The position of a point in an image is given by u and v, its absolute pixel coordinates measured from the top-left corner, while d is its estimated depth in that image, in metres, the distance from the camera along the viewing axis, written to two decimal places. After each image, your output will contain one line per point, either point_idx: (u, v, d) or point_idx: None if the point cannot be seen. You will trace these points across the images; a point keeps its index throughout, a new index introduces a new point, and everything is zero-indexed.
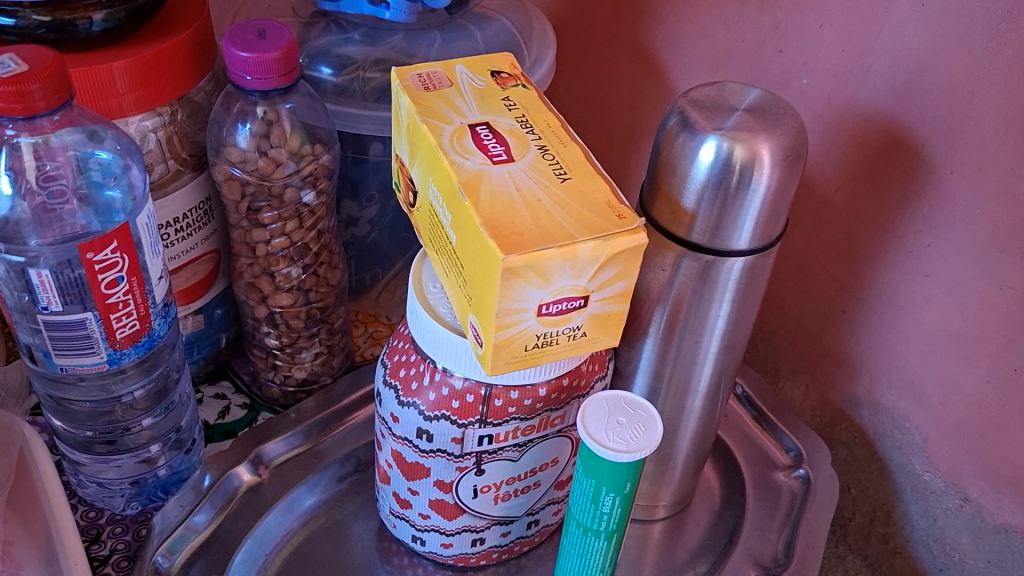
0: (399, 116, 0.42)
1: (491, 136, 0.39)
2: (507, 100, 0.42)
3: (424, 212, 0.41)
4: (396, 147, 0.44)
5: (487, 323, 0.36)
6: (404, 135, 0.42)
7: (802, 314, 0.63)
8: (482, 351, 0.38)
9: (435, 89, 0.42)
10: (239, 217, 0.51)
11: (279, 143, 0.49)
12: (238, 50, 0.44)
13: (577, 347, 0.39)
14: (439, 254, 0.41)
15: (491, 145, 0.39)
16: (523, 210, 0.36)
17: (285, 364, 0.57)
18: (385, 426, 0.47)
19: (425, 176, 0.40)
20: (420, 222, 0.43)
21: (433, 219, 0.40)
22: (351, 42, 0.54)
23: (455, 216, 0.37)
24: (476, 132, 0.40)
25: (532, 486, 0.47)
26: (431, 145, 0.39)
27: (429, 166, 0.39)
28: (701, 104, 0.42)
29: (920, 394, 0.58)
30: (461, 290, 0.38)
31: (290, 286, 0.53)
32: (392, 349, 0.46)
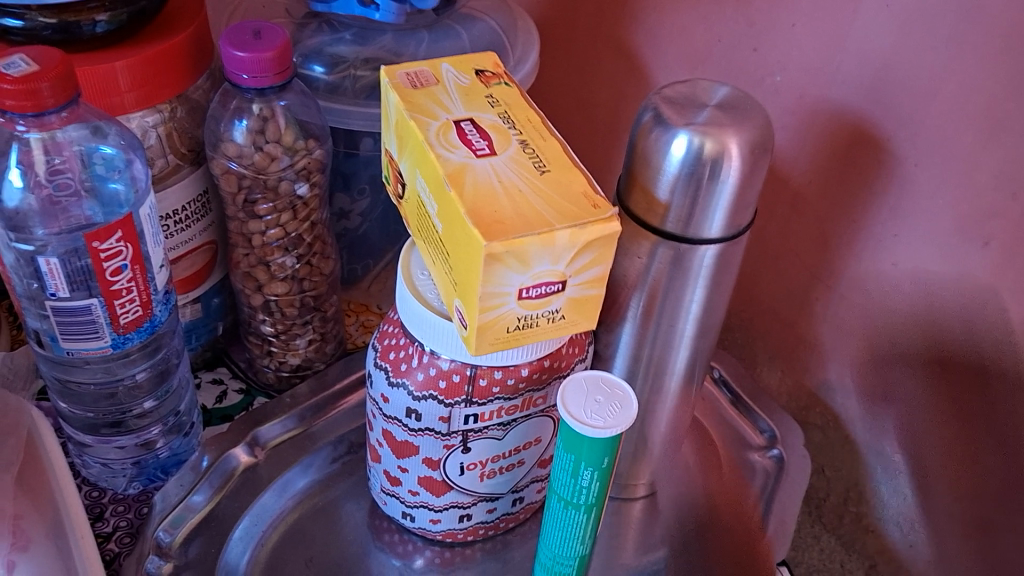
0: (388, 113, 0.45)
1: (475, 131, 0.42)
2: (490, 98, 0.45)
3: (412, 203, 0.44)
4: (386, 141, 0.46)
5: (470, 306, 0.38)
6: (393, 130, 0.45)
7: (778, 303, 0.65)
8: (465, 333, 0.40)
9: (422, 87, 0.44)
10: (236, 210, 0.53)
11: (274, 138, 0.51)
12: (235, 50, 0.46)
13: (557, 329, 0.41)
14: (427, 245, 0.43)
15: (475, 140, 0.41)
16: (505, 200, 0.38)
17: (280, 350, 0.59)
18: (376, 407, 0.49)
19: (413, 169, 0.42)
20: (409, 215, 0.45)
21: (421, 211, 0.43)
22: (343, 42, 0.56)
23: (441, 206, 0.39)
24: (460, 126, 0.42)
25: (517, 464, 0.50)
26: (418, 139, 0.41)
27: (416, 161, 0.42)
28: (671, 102, 0.45)
29: (889, 378, 0.61)
30: (447, 276, 0.41)
31: (285, 275, 0.55)
32: (382, 333, 0.49)
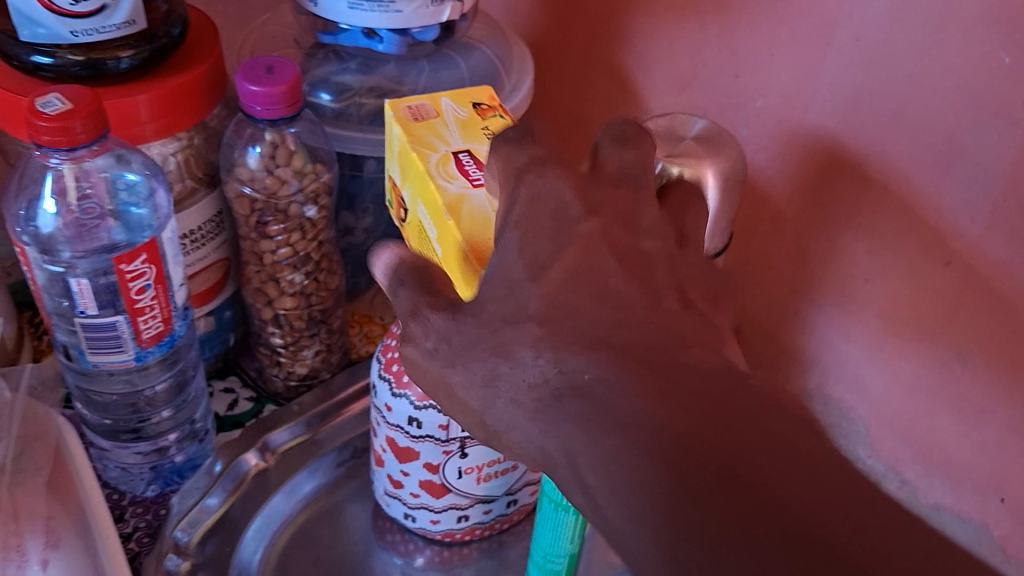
0: (389, 142, 0.48)
1: (471, 163, 0.46)
2: (486, 129, 0.48)
3: (413, 227, 0.48)
4: (389, 168, 0.50)
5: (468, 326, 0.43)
6: (396, 158, 0.48)
7: (761, 314, 0.69)
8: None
9: (424, 119, 0.48)
10: (248, 230, 0.56)
11: (284, 163, 0.54)
12: (249, 84, 0.50)
13: None
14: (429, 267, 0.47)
15: (471, 171, 0.45)
16: (497, 230, 0.43)
17: (288, 360, 0.63)
18: (380, 415, 0.52)
19: (415, 198, 0.46)
20: (410, 239, 0.49)
21: (422, 237, 0.47)
22: (348, 71, 0.59)
23: (440, 233, 0.43)
24: (459, 158, 0.46)
25: (511, 468, 0.54)
26: (420, 172, 0.44)
27: (418, 191, 0.45)
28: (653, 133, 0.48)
29: (862, 387, 0.64)
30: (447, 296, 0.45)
31: (294, 291, 0.59)
32: (386, 346, 0.52)
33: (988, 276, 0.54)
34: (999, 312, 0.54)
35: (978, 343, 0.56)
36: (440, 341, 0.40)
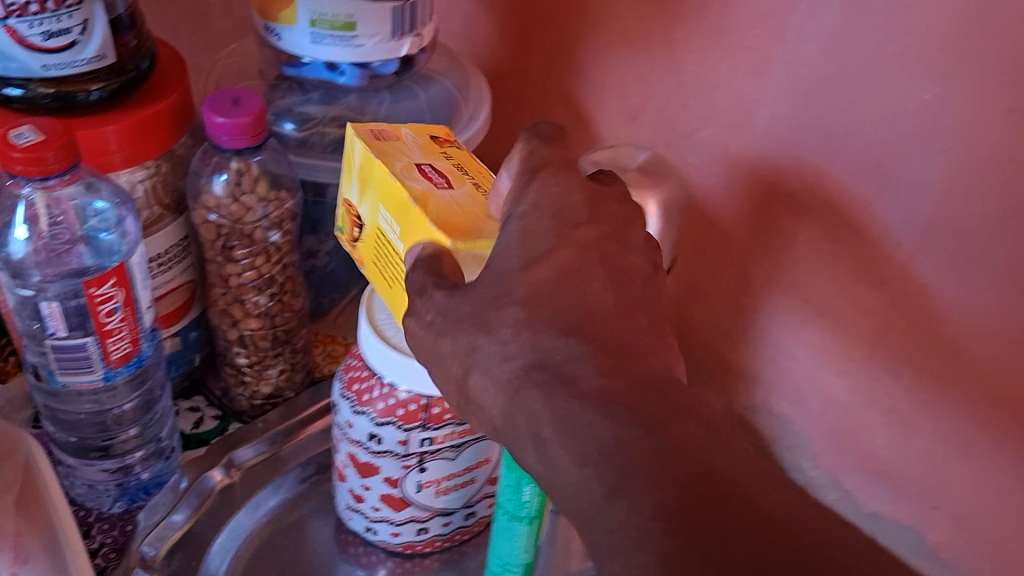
0: (348, 158, 0.50)
1: (434, 172, 0.48)
2: (445, 153, 0.51)
3: (373, 238, 0.49)
4: (345, 190, 0.52)
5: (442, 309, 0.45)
6: (354, 175, 0.50)
7: (710, 332, 0.72)
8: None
9: (385, 138, 0.50)
10: (214, 254, 0.58)
11: (249, 190, 0.57)
12: (216, 115, 0.52)
13: None
14: (389, 271, 0.49)
15: (435, 178, 0.48)
16: (464, 217, 0.45)
17: (253, 379, 0.64)
18: (341, 431, 0.54)
19: (376, 205, 0.48)
20: (366, 250, 0.51)
21: (381, 244, 0.48)
22: (311, 102, 0.62)
23: (406, 224, 0.45)
24: (420, 168, 0.48)
25: (470, 481, 0.56)
26: (384, 173, 0.47)
27: (381, 195, 0.47)
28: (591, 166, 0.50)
29: (803, 401, 0.68)
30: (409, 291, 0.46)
31: (259, 312, 0.61)
32: (347, 366, 0.54)
33: (918, 295, 0.57)
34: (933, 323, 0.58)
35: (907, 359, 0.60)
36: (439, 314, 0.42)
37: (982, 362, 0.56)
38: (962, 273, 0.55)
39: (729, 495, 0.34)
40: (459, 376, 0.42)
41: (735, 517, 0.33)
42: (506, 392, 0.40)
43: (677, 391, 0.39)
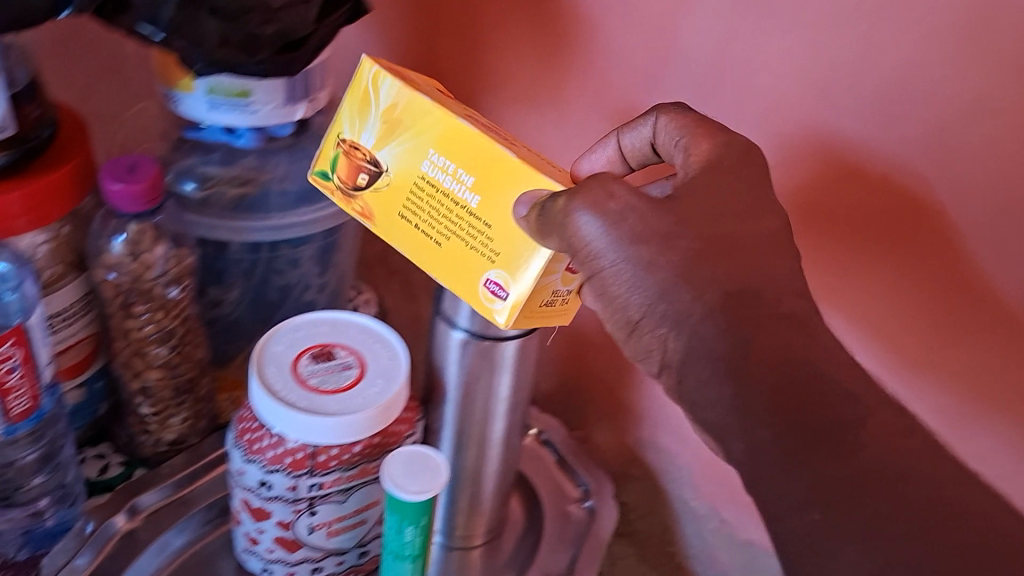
0: (370, 92, 0.52)
1: (488, 125, 0.53)
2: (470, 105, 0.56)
3: (400, 182, 0.52)
4: (355, 129, 0.53)
5: (524, 276, 0.50)
6: (378, 117, 0.52)
7: (603, 372, 0.76)
8: (505, 299, 0.51)
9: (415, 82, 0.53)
10: (115, 309, 0.61)
11: (148, 248, 0.59)
12: (112, 183, 0.55)
13: (560, 311, 0.55)
14: (429, 217, 0.52)
15: (495, 131, 0.52)
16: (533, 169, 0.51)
17: (157, 427, 0.67)
18: (235, 478, 0.58)
19: (423, 146, 0.51)
20: (386, 194, 0.53)
21: (421, 187, 0.51)
22: (211, 163, 0.65)
23: (485, 171, 0.49)
24: (469, 115, 0.52)
25: (360, 522, 0.60)
26: (449, 119, 0.50)
27: (439, 138, 0.50)
28: (660, 150, 0.53)
29: (685, 437, 0.72)
30: (480, 248, 0.51)
31: (160, 363, 0.63)
32: (240, 417, 0.58)
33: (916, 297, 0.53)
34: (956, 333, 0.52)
35: None
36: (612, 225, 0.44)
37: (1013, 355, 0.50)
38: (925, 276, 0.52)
39: (866, 464, 0.38)
40: (638, 305, 0.44)
41: (827, 484, 0.38)
42: (665, 327, 0.43)
43: (841, 369, 0.41)
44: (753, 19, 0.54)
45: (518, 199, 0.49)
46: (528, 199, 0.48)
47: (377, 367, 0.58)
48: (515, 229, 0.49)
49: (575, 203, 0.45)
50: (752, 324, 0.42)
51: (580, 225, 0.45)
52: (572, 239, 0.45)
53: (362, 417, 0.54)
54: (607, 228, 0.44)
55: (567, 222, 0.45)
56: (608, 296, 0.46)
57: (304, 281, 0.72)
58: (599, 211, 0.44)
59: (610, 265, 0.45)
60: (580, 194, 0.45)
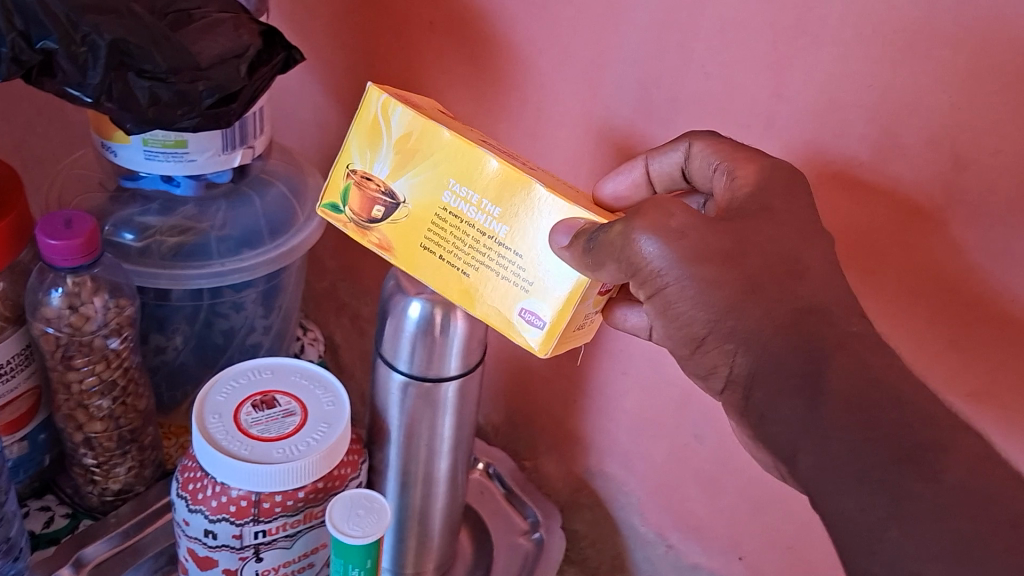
0: (380, 122, 0.50)
1: (501, 150, 0.52)
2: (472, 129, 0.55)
3: (421, 214, 0.50)
4: (366, 161, 0.51)
5: (563, 308, 0.48)
6: (391, 147, 0.50)
7: (549, 403, 0.77)
8: (543, 331, 0.49)
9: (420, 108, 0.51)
10: (54, 362, 0.61)
11: (87, 300, 0.59)
12: (48, 238, 0.56)
13: (587, 330, 0.54)
14: (454, 248, 0.50)
15: (510, 155, 0.51)
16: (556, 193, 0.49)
17: (102, 477, 0.67)
18: (180, 528, 0.58)
19: (442, 176, 0.49)
20: (404, 225, 0.51)
21: (442, 219, 0.50)
22: (150, 212, 0.66)
23: (511, 199, 0.48)
24: (484, 143, 0.51)
25: (308, 565, 0.60)
26: (468, 147, 0.48)
27: (459, 168, 0.48)
28: (695, 174, 0.54)
29: (629, 464, 0.73)
30: (512, 279, 0.49)
31: (102, 415, 0.64)
32: (184, 467, 0.58)
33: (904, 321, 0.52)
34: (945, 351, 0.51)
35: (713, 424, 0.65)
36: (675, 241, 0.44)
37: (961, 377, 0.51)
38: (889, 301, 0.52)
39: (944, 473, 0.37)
40: (707, 320, 0.43)
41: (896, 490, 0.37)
42: (734, 343, 0.43)
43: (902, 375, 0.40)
44: (678, 62, 0.56)
45: (556, 228, 0.47)
46: (566, 229, 0.47)
47: (319, 414, 0.59)
48: (549, 258, 0.48)
49: (634, 227, 0.44)
50: (829, 339, 0.41)
51: (640, 248, 0.44)
52: (633, 263, 0.44)
53: (304, 463, 0.55)
54: (666, 248, 0.44)
55: (627, 246, 0.44)
56: (669, 315, 0.45)
57: (249, 324, 0.72)
58: (660, 231, 0.44)
59: (674, 282, 0.44)
60: (640, 218, 0.45)
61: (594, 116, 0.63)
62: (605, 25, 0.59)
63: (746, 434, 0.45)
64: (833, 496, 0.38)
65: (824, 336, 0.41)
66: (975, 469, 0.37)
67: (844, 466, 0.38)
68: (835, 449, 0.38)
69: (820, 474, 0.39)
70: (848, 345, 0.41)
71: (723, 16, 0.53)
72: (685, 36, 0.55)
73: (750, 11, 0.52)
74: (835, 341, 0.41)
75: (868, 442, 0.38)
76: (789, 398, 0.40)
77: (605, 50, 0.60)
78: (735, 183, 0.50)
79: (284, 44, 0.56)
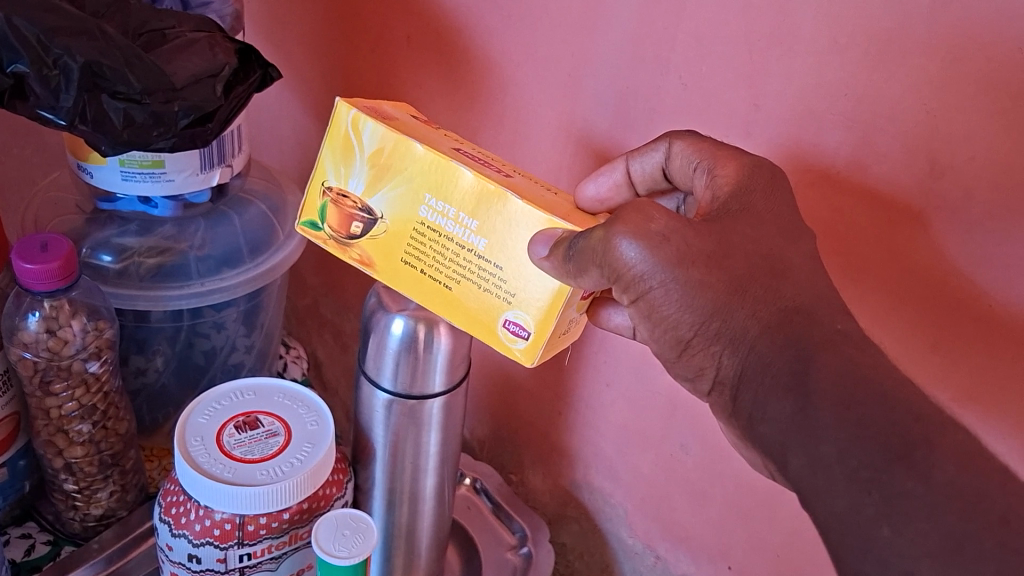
0: (351, 137, 0.49)
1: (476, 158, 0.51)
2: (448, 135, 0.54)
3: (400, 229, 0.49)
4: (342, 177, 0.50)
5: (547, 318, 0.48)
6: (365, 163, 0.49)
7: (534, 416, 0.77)
8: (527, 341, 0.48)
9: (391, 119, 0.50)
10: (32, 388, 0.60)
11: (66, 324, 0.59)
12: (24, 262, 0.55)
13: (574, 331, 0.54)
14: (435, 262, 0.49)
15: (486, 164, 0.50)
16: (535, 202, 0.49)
17: (83, 503, 0.66)
18: (164, 553, 0.57)
19: (418, 191, 0.48)
20: (383, 241, 0.50)
21: (420, 233, 0.49)
22: (127, 233, 0.65)
23: (489, 213, 0.47)
24: (459, 152, 0.50)
25: None
26: (442, 161, 0.47)
27: (433, 182, 0.48)
28: (676, 172, 0.54)
29: (616, 476, 0.73)
30: (494, 290, 0.49)
31: (82, 440, 0.63)
32: (167, 490, 0.57)
33: (886, 321, 0.53)
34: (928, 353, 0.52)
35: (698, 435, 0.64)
36: (665, 240, 0.43)
37: (947, 382, 0.51)
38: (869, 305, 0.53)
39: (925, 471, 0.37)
40: (691, 324, 0.44)
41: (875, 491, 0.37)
42: (719, 344, 0.44)
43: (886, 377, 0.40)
44: (655, 73, 0.57)
45: (534, 239, 0.46)
46: (544, 238, 0.46)
47: (303, 433, 0.58)
48: (529, 269, 0.47)
49: (615, 230, 0.43)
50: (814, 337, 0.41)
51: (621, 252, 0.43)
52: (616, 268, 0.43)
53: (289, 484, 0.54)
54: (648, 252, 0.43)
55: (609, 250, 0.43)
56: (654, 317, 0.45)
57: (230, 343, 0.72)
58: (643, 234, 0.43)
59: (657, 285, 0.43)
60: (621, 222, 0.44)
61: (573, 129, 0.63)
62: (581, 38, 0.59)
63: (735, 434, 0.46)
64: (824, 496, 0.38)
65: (810, 336, 0.41)
66: (960, 467, 0.36)
67: (832, 465, 0.38)
68: (825, 449, 0.38)
69: (809, 473, 0.39)
70: (833, 346, 0.41)
71: (698, 27, 0.53)
72: (661, 48, 0.55)
73: (725, 21, 0.52)
74: (821, 339, 0.41)
75: (855, 441, 0.38)
76: (778, 397, 0.41)
77: (582, 62, 0.60)
78: (716, 182, 0.49)
79: (261, 61, 0.56)
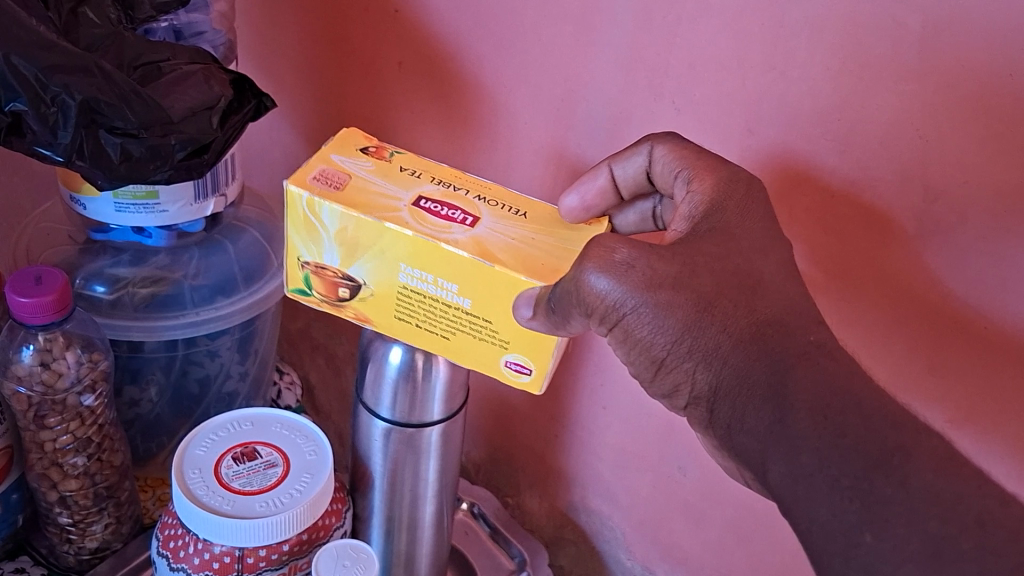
0: (312, 219, 0.49)
1: (437, 206, 0.51)
2: (405, 172, 0.54)
3: (383, 293, 0.50)
4: (314, 254, 0.50)
5: (545, 356, 0.48)
6: (333, 241, 0.49)
7: (530, 440, 0.77)
8: (532, 375, 0.50)
9: (343, 184, 0.50)
10: (26, 421, 0.60)
11: (60, 355, 0.58)
12: (18, 296, 0.54)
13: None
14: (425, 318, 0.50)
15: (451, 216, 0.50)
16: (510, 247, 0.49)
17: (78, 536, 0.66)
18: None
19: (392, 261, 0.48)
20: (372, 303, 0.50)
21: (405, 295, 0.49)
22: (121, 264, 0.65)
23: (467, 277, 0.47)
24: (420, 207, 0.50)
25: None
26: (405, 233, 0.47)
27: (405, 253, 0.48)
28: (658, 179, 0.54)
29: (613, 498, 0.73)
30: (489, 338, 0.49)
31: (77, 472, 0.62)
32: (165, 523, 0.57)
33: (880, 343, 0.53)
34: (923, 376, 0.52)
35: (695, 456, 0.65)
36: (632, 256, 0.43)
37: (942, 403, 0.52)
38: (863, 327, 0.53)
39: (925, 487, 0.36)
40: (665, 343, 0.43)
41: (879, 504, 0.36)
42: (692, 361, 0.43)
43: None
44: (649, 101, 0.57)
45: (518, 301, 0.46)
46: (526, 299, 0.46)
47: (302, 464, 0.58)
48: (518, 326, 0.48)
49: (585, 266, 0.43)
50: (788, 352, 0.41)
51: (593, 287, 0.43)
52: (591, 305, 0.43)
53: (289, 515, 0.54)
54: (618, 283, 0.43)
55: (581, 292, 0.43)
56: (632, 343, 0.44)
57: (225, 372, 0.71)
58: (609, 267, 0.43)
59: (630, 312, 0.43)
60: (587, 259, 0.43)
61: (568, 155, 0.63)
62: (576, 65, 0.60)
63: (714, 444, 0.45)
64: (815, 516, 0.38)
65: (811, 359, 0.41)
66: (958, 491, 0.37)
67: (812, 478, 0.38)
68: (806, 459, 0.38)
69: (789, 486, 0.39)
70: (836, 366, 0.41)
71: (691, 54, 0.54)
72: (655, 75, 0.56)
73: (717, 49, 0.52)
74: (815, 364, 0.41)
75: (834, 453, 0.37)
76: (755, 409, 0.41)
77: (575, 88, 0.60)
78: (693, 198, 0.50)
79: (254, 91, 0.56)
